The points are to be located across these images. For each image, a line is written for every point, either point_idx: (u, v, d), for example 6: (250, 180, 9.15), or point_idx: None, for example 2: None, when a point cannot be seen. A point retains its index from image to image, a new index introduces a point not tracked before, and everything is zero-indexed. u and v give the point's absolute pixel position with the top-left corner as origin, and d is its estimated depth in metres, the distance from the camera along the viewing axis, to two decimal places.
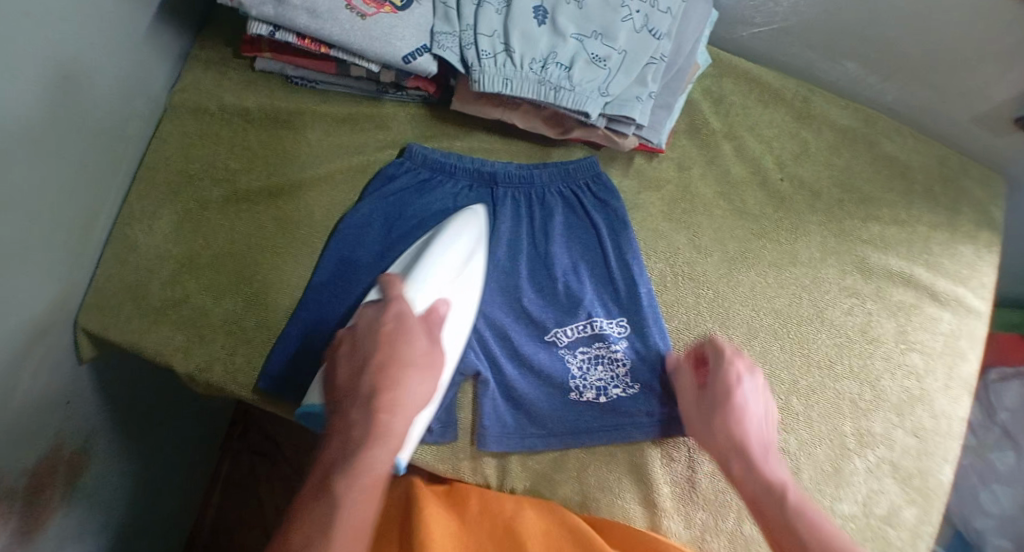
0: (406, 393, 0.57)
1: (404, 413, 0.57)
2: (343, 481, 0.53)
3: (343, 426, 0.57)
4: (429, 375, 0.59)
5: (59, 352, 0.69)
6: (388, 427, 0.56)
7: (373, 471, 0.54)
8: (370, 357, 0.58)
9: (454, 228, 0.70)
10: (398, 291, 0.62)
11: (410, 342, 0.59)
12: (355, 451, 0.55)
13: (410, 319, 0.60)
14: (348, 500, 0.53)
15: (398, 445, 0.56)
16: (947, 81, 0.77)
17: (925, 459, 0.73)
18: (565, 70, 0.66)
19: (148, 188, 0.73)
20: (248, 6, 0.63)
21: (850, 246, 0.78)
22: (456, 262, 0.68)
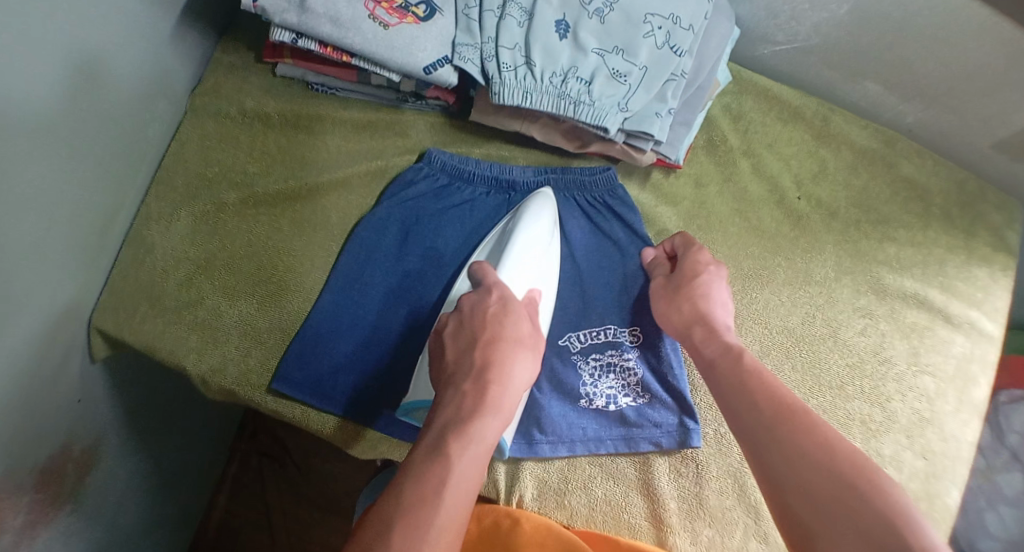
0: (516, 370, 0.57)
1: (513, 389, 0.56)
2: (453, 449, 0.51)
3: (452, 397, 0.54)
4: (533, 355, 0.59)
5: (74, 349, 0.69)
6: (499, 400, 0.54)
7: (485, 439, 0.52)
8: (480, 332, 0.58)
9: (531, 212, 0.71)
10: (498, 277, 0.62)
11: (517, 321, 0.59)
12: (467, 421, 0.53)
13: (513, 303, 0.61)
14: (457, 468, 0.50)
15: (507, 419, 0.55)
16: (968, 104, 0.77)
17: (933, 482, 0.73)
18: (585, 85, 0.66)
19: (167, 189, 0.74)
20: (271, 14, 0.63)
21: (865, 266, 0.78)
22: (540, 246, 0.70)
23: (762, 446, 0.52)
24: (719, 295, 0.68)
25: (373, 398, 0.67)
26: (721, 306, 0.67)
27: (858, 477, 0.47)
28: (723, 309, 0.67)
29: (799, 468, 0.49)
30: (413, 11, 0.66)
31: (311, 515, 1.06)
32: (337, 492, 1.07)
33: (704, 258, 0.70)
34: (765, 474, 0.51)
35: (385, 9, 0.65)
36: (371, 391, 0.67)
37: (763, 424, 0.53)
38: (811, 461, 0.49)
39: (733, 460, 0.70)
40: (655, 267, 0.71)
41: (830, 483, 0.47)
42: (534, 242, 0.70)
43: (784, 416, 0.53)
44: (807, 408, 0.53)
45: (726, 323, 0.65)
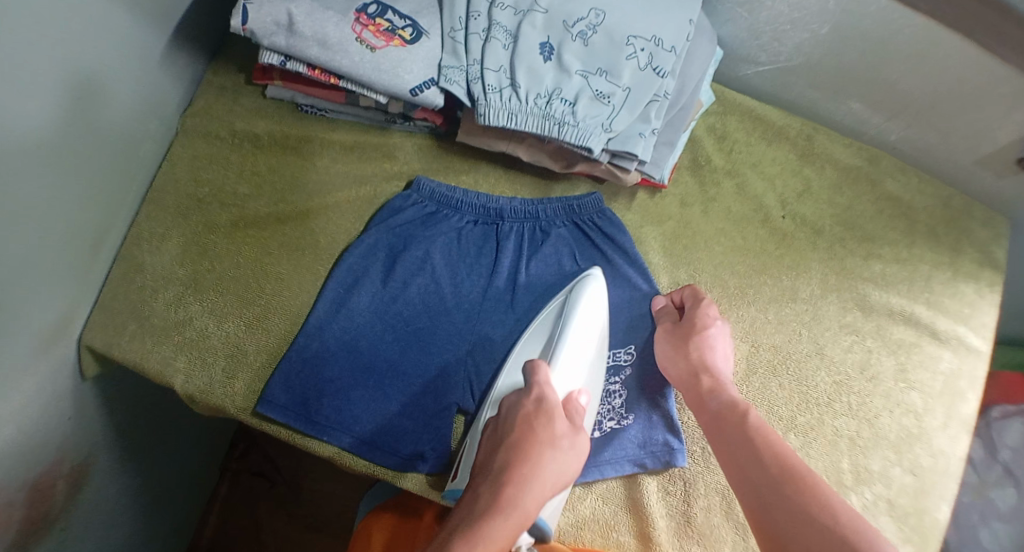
0: (541, 471, 0.55)
1: (534, 491, 0.53)
2: (457, 549, 0.49)
3: (468, 500, 0.54)
4: (567, 457, 0.56)
5: (64, 368, 0.70)
6: (512, 502, 0.52)
7: (489, 546, 0.50)
8: (508, 435, 0.57)
9: (584, 297, 0.70)
10: (542, 376, 0.62)
11: (551, 423, 0.58)
12: (478, 521, 0.51)
13: (551, 402, 0.59)
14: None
15: (522, 524, 0.52)
16: (949, 124, 0.78)
17: (923, 499, 0.73)
18: (569, 106, 0.67)
19: (157, 209, 0.75)
20: (259, 36, 0.64)
21: (851, 283, 0.78)
22: (592, 336, 0.69)
23: (770, 509, 0.54)
24: (722, 352, 0.70)
25: (359, 419, 0.68)
26: (725, 360, 0.69)
27: (858, 542, 0.50)
28: (727, 367, 0.69)
29: (800, 539, 0.51)
30: (400, 34, 0.67)
31: (304, 536, 1.06)
32: (329, 512, 1.07)
33: (711, 312, 0.71)
34: (765, 531, 0.54)
35: (372, 31, 0.66)
36: (357, 411, 0.68)
37: (774, 487, 0.55)
38: (812, 521, 0.52)
39: (721, 478, 0.70)
40: (662, 314, 0.72)
41: (827, 550, 0.50)
42: (589, 333, 0.69)
43: (788, 475, 0.56)
44: (814, 476, 0.56)
45: (727, 378, 0.68)
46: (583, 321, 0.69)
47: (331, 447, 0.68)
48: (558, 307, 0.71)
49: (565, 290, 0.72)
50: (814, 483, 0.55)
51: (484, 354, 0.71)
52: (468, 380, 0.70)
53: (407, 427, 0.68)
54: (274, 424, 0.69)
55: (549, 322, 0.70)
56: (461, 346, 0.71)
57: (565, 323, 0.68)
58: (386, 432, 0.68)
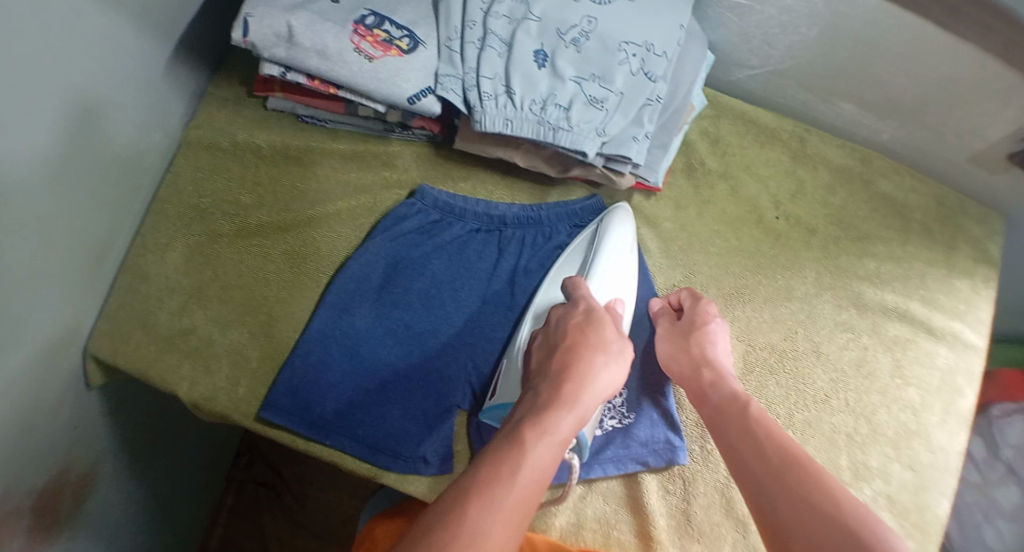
0: (598, 370, 0.59)
1: (593, 387, 0.58)
2: (530, 432, 0.53)
3: (528, 397, 0.57)
4: (619, 361, 0.60)
5: (70, 376, 0.71)
6: (575, 395, 0.56)
7: (558, 432, 0.53)
8: (563, 340, 0.62)
9: (614, 226, 0.74)
10: (585, 290, 0.67)
11: (602, 329, 0.62)
12: (543, 411, 0.55)
13: (599, 310, 0.64)
14: (530, 450, 0.51)
15: (583, 415, 0.56)
16: (940, 122, 0.79)
17: (923, 494, 0.74)
18: (563, 112, 0.68)
19: (161, 220, 0.76)
20: (260, 49, 0.66)
21: (846, 282, 0.79)
22: (625, 258, 0.73)
23: (771, 497, 0.55)
24: (723, 345, 0.71)
25: (362, 424, 0.69)
26: (725, 355, 0.70)
27: (859, 529, 0.50)
28: (728, 359, 0.70)
29: (801, 525, 0.52)
30: (397, 44, 0.68)
31: (308, 544, 1.06)
32: (334, 520, 1.07)
33: (709, 308, 0.72)
34: (769, 526, 0.54)
35: (370, 42, 0.68)
36: (359, 416, 0.69)
37: (774, 476, 0.56)
38: (814, 511, 0.52)
39: (721, 476, 0.71)
40: (660, 316, 0.74)
41: (828, 534, 0.51)
42: (623, 249, 0.73)
43: (787, 467, 0.56)
44: (815, 464, 0.56)
45: (727, 371, 0.68)
46: (616, 244, 0.73)
47: (334, 450, 0.69)
48: (591, 234, 0.75)
49: (595, 223, 0.76)
50: (814, 471, 0.55)
51: (484, 358, 0.72)
52: (467, 385, 0.71)
53: (410, 431, 0.69)
54: (278, 429, 0.70)
55: (582, 248, 0.74)
56: (462, 351, 0.72)
57: (599, 246, 0.73)
58: (389, 437, 0.69)
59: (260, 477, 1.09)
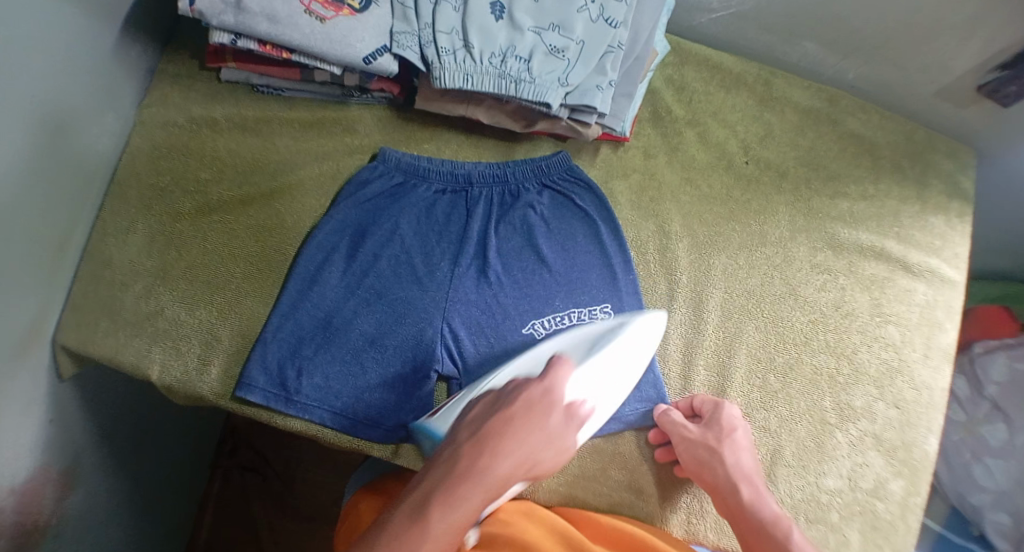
0: (523, 450, 0.57)
1: (511, 464, 0.57)
2: (436, 509, 0.53)
3: (447, 458, 0.56)
4: (553, 445, 0.59)
5: (38, 369, 0.69)
6: (485, 475, 0.55)
7: (459, 517, 0.53)
8: (507, 407, 0.59)
9: (638, 324, 0.68)
10: (557, 374, 0.62)
11: (549, 414, 0.60)
12: (453, 483, 0.54)
13: (557, 396, 0.61)
14: (433, 530, 0.52)
15: (491, 497, 0.55)
16: (906, 56, 0.78)
17: (909, 431, 0.74)
18: (524, 63, 0.67)
19: (119, 203, 0.74)
20: (208, 16, 0.64)
21: (820, 223, 0.79)
22: (630, 360, 0.67)
23: None
24: (745, 447, 0.68)
25: (339, 395, 0.68)
26: (749, 453, 0.68)
27: None
28: (752, 460, 0.68)
29: None
30: (348, 3, 0.66)
31: (298, 526, 1.05)
32: (322, 501, 1.07)
33: (725, 414, 0.69)
34: None
35: (320, 2, 0.65)
36: (337, 387, 0.68)
37: None
38: None
39: None
40: (675, 422, 0.68)
41: None
42: (633, 361, 0.67)
43: None
44: None
45: (754, 477, 0.67)
46: (632, 343, 0.67)
47: (314, 424, 0.69)
48: (607, 328, 0.68)
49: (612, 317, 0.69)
50: None
51: (458, 322, 0.71)
52: (440, 350, 0.70)
53: (388, 398, 0.68)
54: (255, 407, 0.69)
55: (589, 336, 0.68)
56: (436, 314, 0.70)
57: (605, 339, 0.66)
58: (367, 406, 0.68)
59: (246, 462, 1.08)
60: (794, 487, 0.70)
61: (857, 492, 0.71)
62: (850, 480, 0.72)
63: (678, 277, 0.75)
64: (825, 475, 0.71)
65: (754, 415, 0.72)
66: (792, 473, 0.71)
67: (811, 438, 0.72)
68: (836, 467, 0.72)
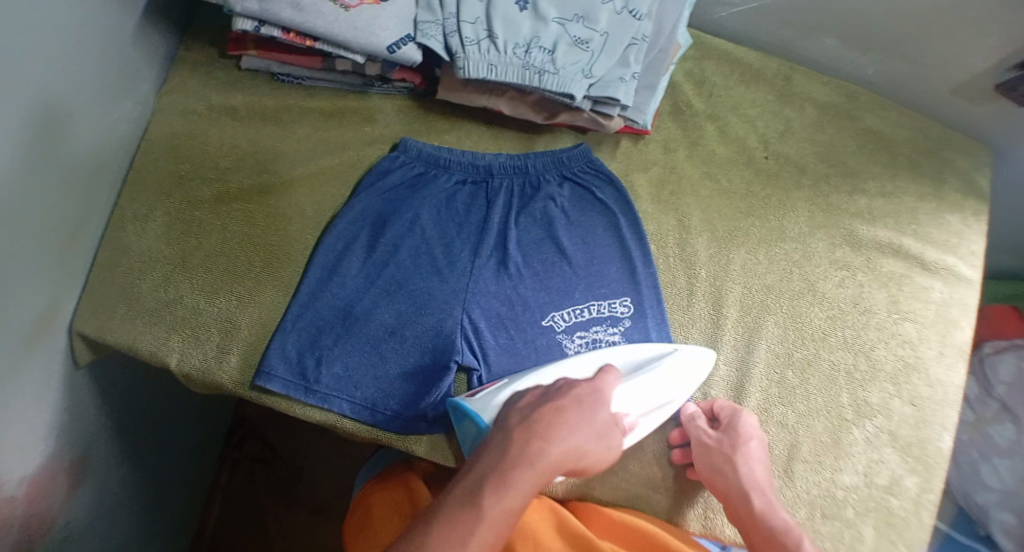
0: (575, 439, 0.57)
1: (563, 453, 0.56)
2: (490, 492, 0.52)
3: (500, 441, 0.56)
4: (601, 440, 0.58)
5: (55, 355, 0.69)
6: (540, 456, 0.54)
7: (517, 498, 0.52)
8: (554, 401, 0.59)
9: (686, 357, 0.69)
10: (606, 379, 0.63)
11: (597, 410, 0.60)
12: (507, 465, 0.53)
13: (605, 394, 0.61)
14: (487, 512, 0.51)
15: (545, 483, 0.54)
16: (925, 53, 0.78)
17: (924, 428, 0.74)
18: (548, 55, 0.66)
19: (138, 190, 0.74)
20: (231, 2, 0.63)
21: (839, 220, 0.79)
22: (669, 389, 0.68)
23: None
24: (761, 458, 0.68)
25: (360, 385, 0.68)
26: (762, 463, 0.67)
27: None
28: (766, 472, 0.67)
29: None
30: None
31: (307, 518, 1.05)
32: (332, 493, 1.07)
33: (745, 423, 0.68)
34: None
35: None
36: (357, 377, 0.68)
37: None
38: None
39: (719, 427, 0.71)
40: (696, 425, 0.69)
41: None
42: (675, 390, 0.69)
43: None
44: None
45: (765, 488, 0.66)
46: (678, 371, 0.68)
47: (332, 415, 0.68)
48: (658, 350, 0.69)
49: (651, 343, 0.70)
50: None
51: (478, 313, 0.70)
52: (460, 340, 0.69)
53: (408, 388, 0.68)
54: (274, 396, 0.68)
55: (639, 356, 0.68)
56: (457, 305, 0.70)
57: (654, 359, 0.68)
58: (387, 396, 0.68)
59: (256, 454, 1.08)
60: (811, 483, 0.70)
61: (873, 489, 0.71)
62: (865, 476, 0.72)
63: (697, 271, 0.75)
64: (841, 471, 0.71)
65: (772, 410, 0.72)
66: (808, 468, 0.71)
67: (828, 434, 0.72)
68: (852, 463, 0.72)
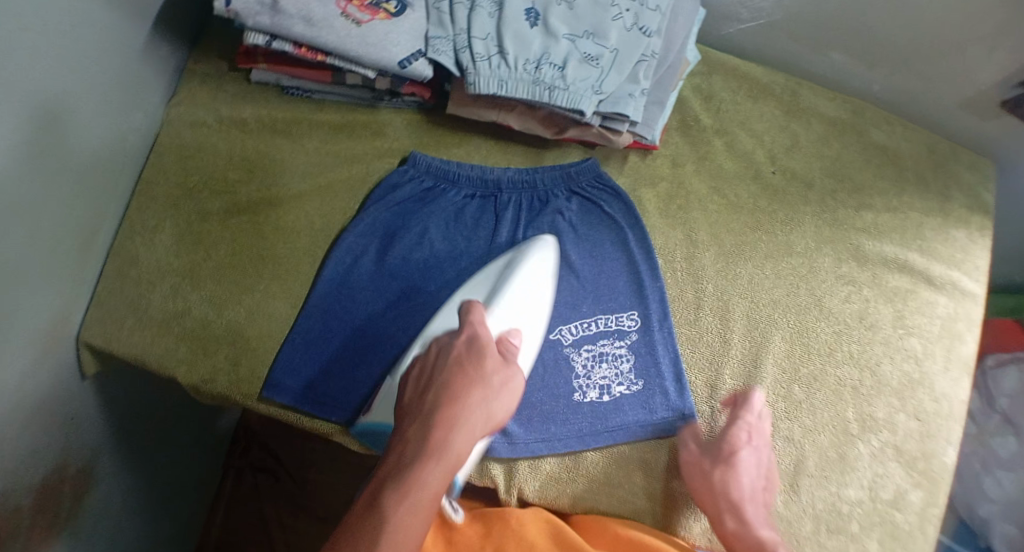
0: (469, 411, 0.57)
1: (465, 433, 0.56)
2: (394, 494, 0.53)
3: (402, 437, 0.56)
4: (497, 395, 0.59)
5: (62, 367, 0.69)
6: (442, 443, 0.55)
7: (425, 489, 0.53)
8: (439, 375, 0.60)
9: (537, 255, 0.71)
10: (476, 315, 0.64)
11: (480, 366, 0.60)
12: (409, 466, 0.54)
13: (483, 341, 0.62)
14: (396, 518, 0.52)
15: (456, 463, 0.55)
16: (931, 69, 0.79)
17: (929, 442, 0.75)
18: (558, 71, 0.67)
19: (148, 202, 0.74)
20: (244, 17, 0.64)
21: (846, 235, 0.79)
22: (536, 288, 0.69)
23: None
24: (757, 464, 0.68)
25: (368, 398, 0.67)
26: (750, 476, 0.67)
27: None
28: (762, 481, 0.67)
29: None
30: (385, 7, 0.67)
31: (311, 526, 1.05)
32: (336, 502, 1.06)
33: (746, 424, 0.69)
34: None
35: (357, 6, 0.66)
36: (364, 390, 0.68)
37: None
38: None
39: None
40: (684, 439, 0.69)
41: None
42: (527, 298, 0.68)
43: None
44: None
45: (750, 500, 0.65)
46: (531, 275, 0.69)
47: (340, 428, 0.68)
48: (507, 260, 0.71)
49: (513, 248, 0.72)
50: None
51: None
52: None
53: None
54: (282, 409, 0.68)
55: (494, 276, 0.70)
56: None
57: (511, 270, 0.69)
58: None
59: (257, 462, 1.08)
60: (816, 497, 0.70)
61: (877, 503, 0.71)
62: (870, 490, 0.72)
63: (704, 285, 0.75)
64: (846, 486, 0.71)
65: (779, 425, 0.72)
66: (814, 483, 0.71)
67: (834, 449, 0.72)
68: (857, 477, 0.72)
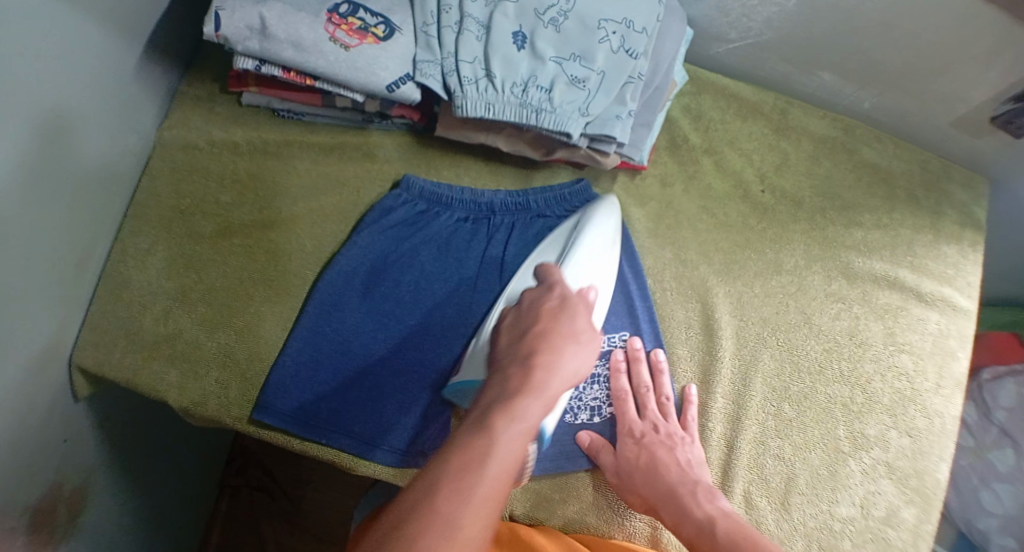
0: (564, 357, 0.56)
1: (559, 376, 0.55)
2: (500, 417, 0.49)
3: (498, 379, 0.54)
4: (586, 351, 0.58)
5: (55, 390, 0.69)
6: (543, 383, 0.53)
7: (528, 418, 0.50)
8: (532, 327, 0.59)
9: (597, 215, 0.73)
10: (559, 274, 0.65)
11: (574, 318, 0.60)
12: (512, 398, 0.52)
13: (573, 299, 0.62)
14: (500, 437, 0.48)
15: (549, 404, 0.53)
16: (920, 88, 0.79)
17: (921, 459, 0.74)
18: (546, 93, 0.67)
19: (141, 225, 0.74)
20: (233, 42, 0.64)
21: (835, 252, 0.79)
22: (602, 257, 0.72)
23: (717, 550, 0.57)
24: (657, 452, 0.66)
25: (357, 419, 0.68)
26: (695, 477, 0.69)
27: None
28: (670, 466, 0.66)
29: None
30: (373, 31, 0.67)
31: (307, 545, 1.06)
32: (331, 518, 1.07)
33: (634, 415, 0.69)
34: None
35: (345, 30, 0.66)
36: (354, 413, 0.68)
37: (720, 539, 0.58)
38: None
39: (715, 457, 0.71)
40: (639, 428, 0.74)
41: None
42: (587, 277, 0.70)
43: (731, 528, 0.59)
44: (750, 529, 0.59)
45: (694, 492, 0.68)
46: (593, 237, 0.72)
47: (329, 449, 0.68)
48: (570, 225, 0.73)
49: (580, 211, 0.75)
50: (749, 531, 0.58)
51: None
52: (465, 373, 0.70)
53: (410, 426, 0.68)
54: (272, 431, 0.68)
55: (560, 240, 0.73)
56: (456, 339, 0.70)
57: (578, 232, 0.72)
58: (386, 433, 0.67)
59: (256, 482, 1.08)
60: (807, 515, 0.70)
61: (869, 520, 0.71)
62: (862, 508, 0.71)
63: (694, 303, 0.76)
64: (838, 503, 0.71)
65: (769, 443, 0.72)
66: (805, 501, 0.70)
67: (824, 467, 0.72)
68: (848, 495, 0.71)
